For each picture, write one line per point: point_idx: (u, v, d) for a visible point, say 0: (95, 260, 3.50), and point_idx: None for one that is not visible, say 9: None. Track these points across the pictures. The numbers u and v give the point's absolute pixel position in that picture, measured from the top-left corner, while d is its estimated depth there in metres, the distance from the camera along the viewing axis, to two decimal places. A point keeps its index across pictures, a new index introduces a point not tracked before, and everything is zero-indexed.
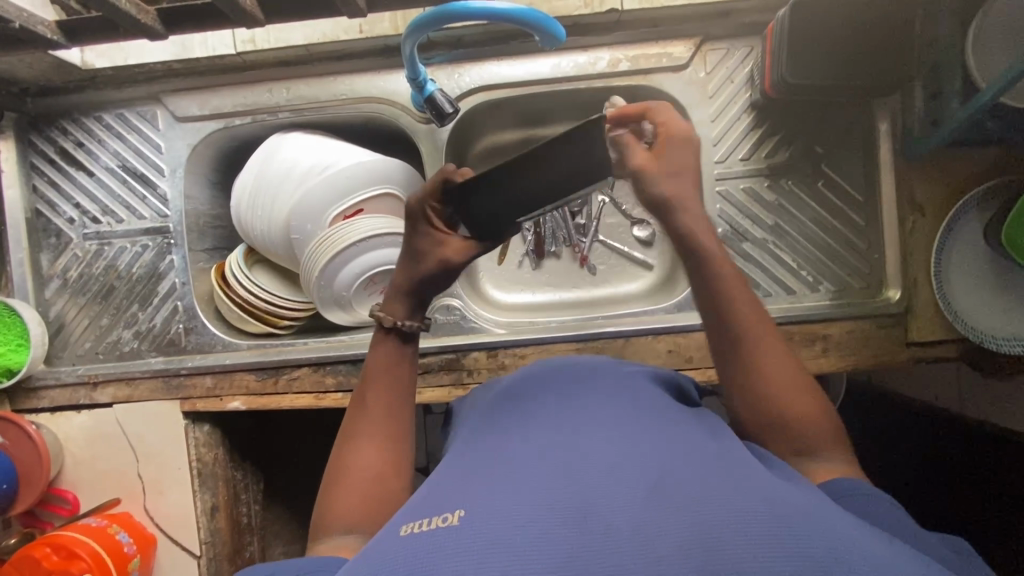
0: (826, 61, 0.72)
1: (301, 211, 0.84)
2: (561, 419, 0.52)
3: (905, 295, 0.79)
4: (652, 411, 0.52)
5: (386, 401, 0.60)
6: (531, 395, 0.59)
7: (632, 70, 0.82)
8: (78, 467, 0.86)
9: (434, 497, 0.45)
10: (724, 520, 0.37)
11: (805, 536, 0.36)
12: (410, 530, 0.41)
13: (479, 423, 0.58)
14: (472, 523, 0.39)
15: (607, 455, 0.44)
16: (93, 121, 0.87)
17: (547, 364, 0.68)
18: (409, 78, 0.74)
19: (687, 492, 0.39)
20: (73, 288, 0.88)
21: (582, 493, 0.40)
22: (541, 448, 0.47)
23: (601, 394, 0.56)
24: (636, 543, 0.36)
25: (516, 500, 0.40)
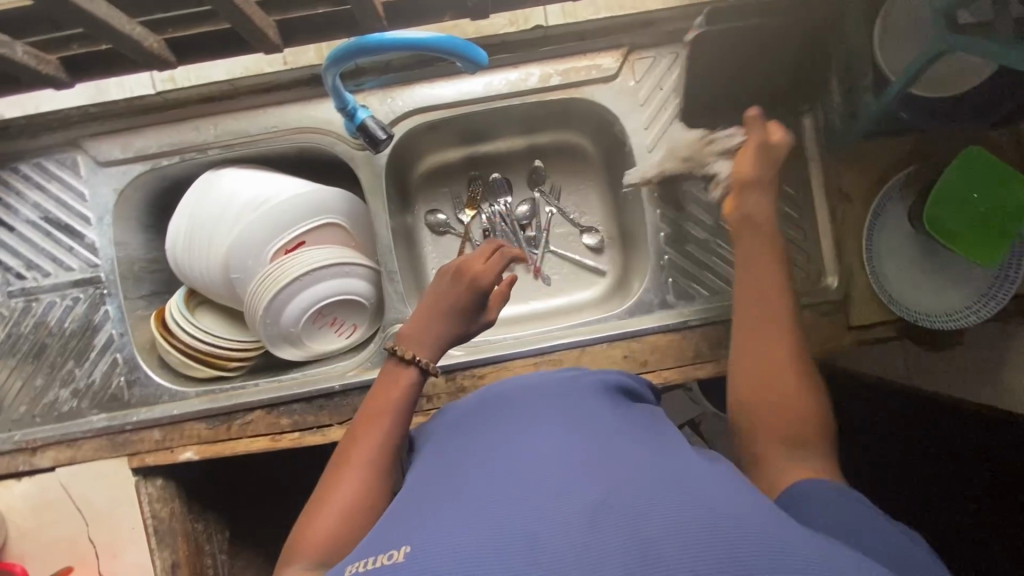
0: (746, 63, 0.74)
1: (240, 249, 0.81)
2: (510, 435, 0.52)
3: (843, 281, 0.84)
4: (604, 425, 0.52)
5: (386, 427, 0.60)
6: (481, 416, 0.59)
7: (564, 84, 0.83)
8: (24, 538, 0.81)
9: (383, 530, 0.45)
10: (663, 534, 0.37)
11: (734, 535, 0.37)
12: (355, 570, 0.41)
13: (434, 447, 0.58)
14: (417, 561, 0.38)
15: (551, 470, 0.44)
16: (9, 173, 0.82)
17: (504, 382, 0.67)
18: (338, 107, 0.73)
19: (629, 507, 0.39)
20: (2, 350, 0.83)
21: (527, 516, 0.40)
22: (492, 469, 0.46)
23: (554, 408, 0.56)
24: (575, 563, 0.36)
25: (462, 525, 0.40)
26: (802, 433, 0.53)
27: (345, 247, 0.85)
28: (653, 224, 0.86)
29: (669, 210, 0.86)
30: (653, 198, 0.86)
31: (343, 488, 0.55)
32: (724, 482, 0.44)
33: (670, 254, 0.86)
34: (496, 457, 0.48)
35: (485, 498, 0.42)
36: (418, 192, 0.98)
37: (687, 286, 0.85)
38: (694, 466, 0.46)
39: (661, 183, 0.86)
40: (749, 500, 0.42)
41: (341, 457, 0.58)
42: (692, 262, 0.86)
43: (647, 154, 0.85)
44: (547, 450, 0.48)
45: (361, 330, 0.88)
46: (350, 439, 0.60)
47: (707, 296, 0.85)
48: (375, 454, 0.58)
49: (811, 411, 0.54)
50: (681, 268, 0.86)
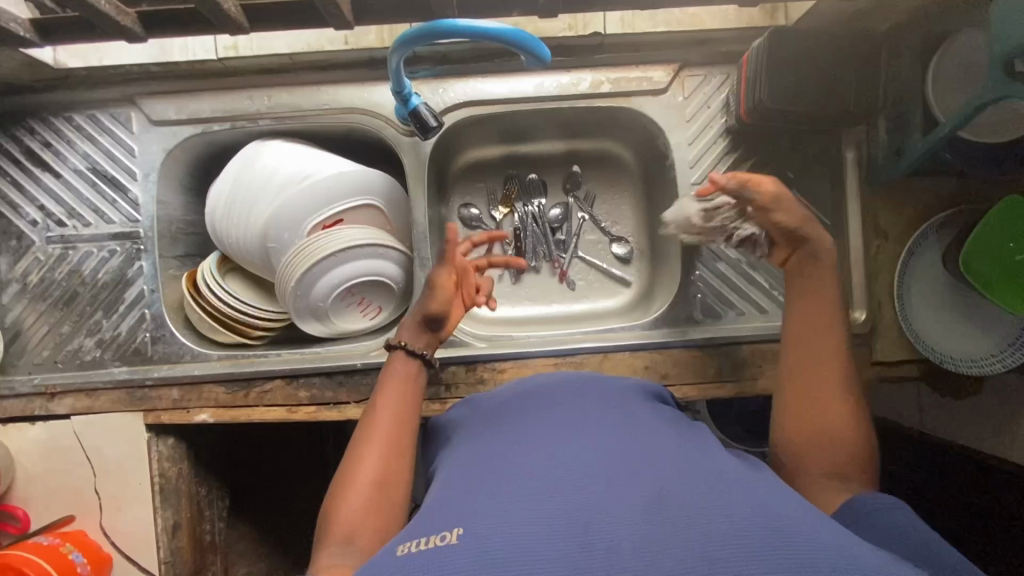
0: (802, 88, 0.74)
1: (280, 220, 0.83)
2: (557, 429, 0.55)
3: (870, 316, 0.84)
4: (647, 426, 0.55)
5: (400, 413, 0.65)
6: (522, 409, 0.62)
7: (614, 93, 0.84)
8: (31, 482, 0.81)
9: (433, 514, 0.47)
10: (717, 533, 0.40)
11: (782, 538, 0.40)
12: (407, 550, 0.43)
13: (477, 436, 0.61)
14: (475, 542, 0.41)
15: (602, 469, 0.47)
16: (63, 121, 0.84)
17: (538, 381, 0.69)
18: (394, 91, 0.74)
19: (680, 505, 0.42)
20: (33, 293, 0.84)
21: (583, 507, 0.43)
22: (544, 459, 0.49)
23: (596, 409, 0.58)
24: (632, 558, 0.39)
25: (518, 516, 0.43)
26: (840, 466, 0.56)
27: (379, 229, 0.86)
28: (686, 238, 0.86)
29: None
30: None
31: (364, 471, 0.59)
32: (763, 488, 0.47)
33: (700, 271, 0.86)
34: (541, 452, 0.51)
35: (537, 490, 0.45)
36: (455, 185, 0.99)
37: (715, 304, 0.85)
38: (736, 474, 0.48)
39: None
40: (791, 508, 0.44)
41: (357, 442, 0.63)
42: (723, 282, 0.86)
43: (689, 170, 0.86)
44: (593, 449, 0.50)
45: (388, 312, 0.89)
46: (363, 425, 0.64)
47: (734, 316, 0.85)
48: (387, 439, 0.63)
49: (854, 443, 0.57)
50: (711, 286, 0.86)
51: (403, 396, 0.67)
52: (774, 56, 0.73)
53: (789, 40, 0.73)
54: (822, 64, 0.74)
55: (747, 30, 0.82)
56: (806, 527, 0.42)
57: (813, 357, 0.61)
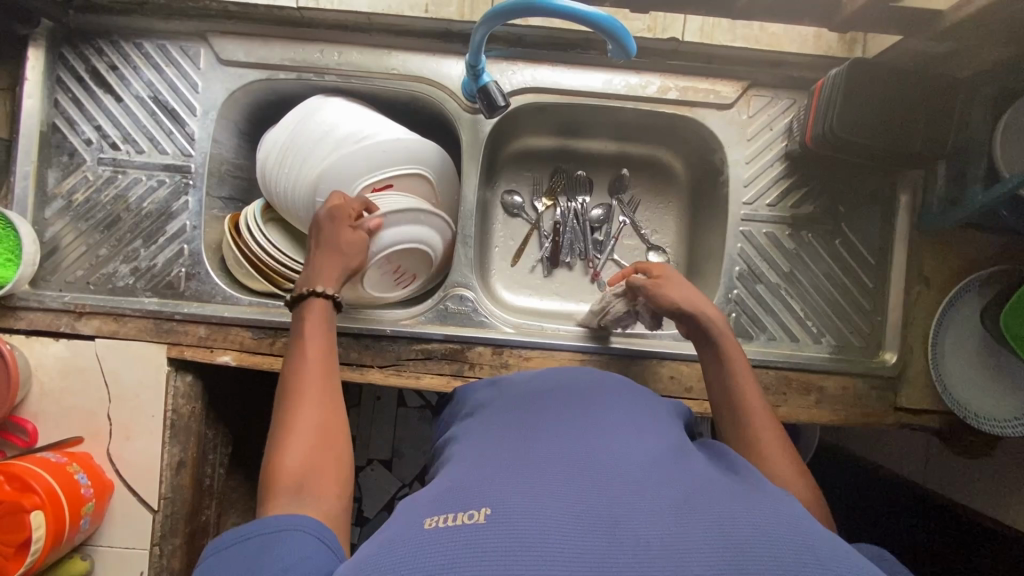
0: (874, 122, 0.74)
1: (331, 176, 0.82)
2: (583, 428, 0.53)
3: (901, 360, 0.83)
4: (675, 439, 0.54)
5: (320, 357, 0.62)
6: (550, 399, 0.60)
7: (680, 101, 0.84)
8: (45, 398, 0.81)
9: (458, 490, 0.45)
10: (751, 537, 0.38)
11: (825, 554, 0.37)
12: (433, 523, 0.41)
13: (500, 416, 0.60)
14: (501, 524, 0.39)
15: (633, 474, 0.45)
16: (132, 47, 0.84)
17: (565, 373, 0.68)
18: (468, 63, 0.74)
19: (712, 510, 0.40)
20: (76, 212, 0.84)
21: (610, 505, 0.41)
22: (567, 453, 0.48)
23: (625, 411, 0.57)
24: (664, 557, 0.37)
25: (546, 506, 0.41)
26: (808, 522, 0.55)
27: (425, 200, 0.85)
28: (730, 255, 0.86)
29: (749, 246, 0.86)
30: (736, 232, 0.86)
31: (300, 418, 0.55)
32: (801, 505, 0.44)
33: (739, 290, 0.85)
34: (570, 445, 0.49)
35: (564, 483, 0.44)
36: (503, 169, 0.99)
37: (748, 325, 0.85)
38: (772, 493, 0.46)
39: (748, 220, 0.86)
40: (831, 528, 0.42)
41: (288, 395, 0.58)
42: (760, 304, 0.85)
43: (742, 188, 0.86)
44: (624, 449, 0.49)
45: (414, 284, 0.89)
46: (288, 376, 0.60)
47: (764, 339, 0.85)
48: (318, 383, 0.59)
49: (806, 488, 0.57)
50: (747, 306, 0.85)
51: (320, 339, 0.63)
52: (852, 85, 0.73)
53: (870, 71, 0.72)
54: (895, 99, 0.74)
55: (822, 58, 0.82)
56: (846, 547, 0.39)
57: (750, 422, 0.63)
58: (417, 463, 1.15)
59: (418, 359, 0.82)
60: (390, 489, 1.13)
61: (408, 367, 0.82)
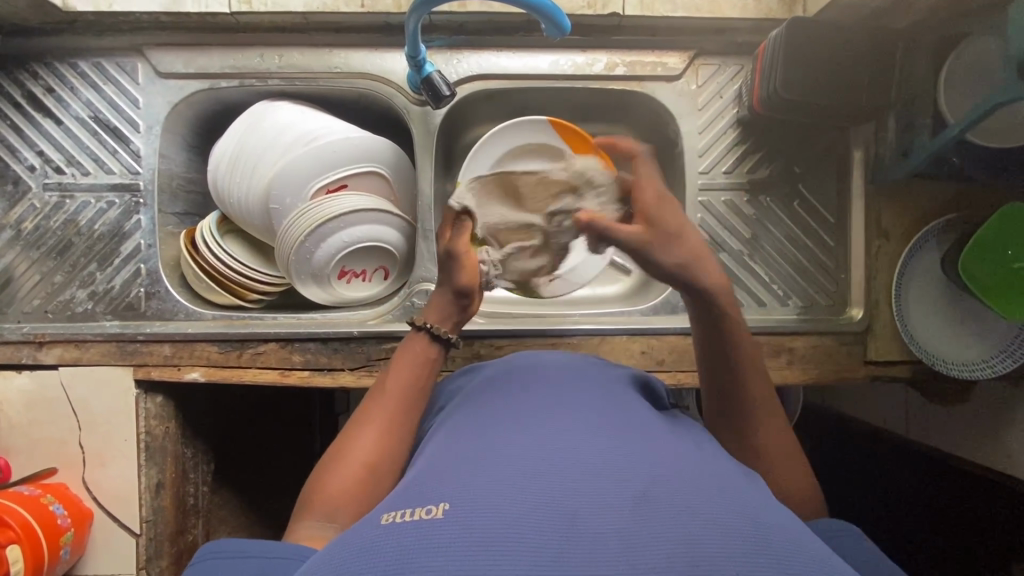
0: (817, 80, 0.74)
1: (283, 182, 0.81)
2: (544, 416, 0.53)
3: (867, 315, 0.84)
4: (637, 422, 0.54)
5: (401, 397, 0.63)
6: (518, 392, 0.60)
7: (628, 76, 0.84)
8: (13, 433, 0.80)
9: (418, 486, 0.45)
10: (705, 530, 0.38)
11: (774, 549, 0.38)
12: (392, 519, 0.41)
13: (465, 410, 0.60)
14: (458, 518, 0.39)
15: (596, 461, 0.45)
16: (66, 67, 0.82)
17: (536, 360, 0.69)
18: (409, 55, 0.73)
19: (670, 502, 0.41)
20: (26, 241, 0.82)
21: (569, 496, 0.41)
22: (529, 444, 0.48)
23: (586, 397, 0.57)
24: (619, 549, 0.37)
25: (505, 497, 0.41)
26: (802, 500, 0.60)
27: (383, 198, 0.85)
28: None
29: (709, 216, 0.86)
30: (696, 202, 0.86)
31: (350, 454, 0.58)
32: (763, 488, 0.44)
33: None
34: (530, 437, 0.49)
35: (525, 473, 0.44)
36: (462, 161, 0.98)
37: None
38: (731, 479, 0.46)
39: (706, 189, 0.86)
40: (783, 518, 0.43)
41: (357, 420, 0.62)
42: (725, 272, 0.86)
43: (697, 158, 0.86)
44: (584, 437, 0.49)
45: (388, 279, 0.89)
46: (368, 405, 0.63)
47: None
48: (384, 423, 0.61)
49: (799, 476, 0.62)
50: None
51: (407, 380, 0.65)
52: (794, 45, 0.73)
53: (809, 31, 0.73)
54: (837, 57, 0.74)
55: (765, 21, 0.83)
56: (801, 544, 0.39)
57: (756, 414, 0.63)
58: None
59: (389, 358, 0.81)
60: None
61: (379, 367, 0.81)
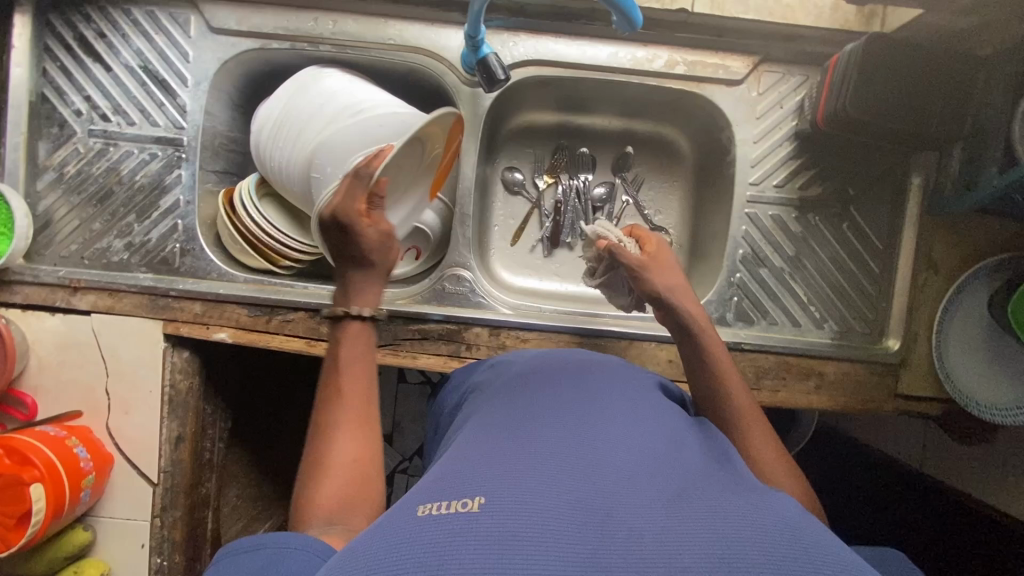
0: (888, 100, 0.71)
1: (326, 152, 0.80)
2: (576, 409, 0.52)
3: (904, 347, 0.81)
4: (668, 424, 0.53)
5: (361, 382, 0.61)
6: (548, 385, 0.59)
7: (687, 76, 0.81)
8: (43, 372, 0.81)
9: (449, 477, 0.45)
10: (742, 533, 0.38)
11: (809, 547, 0.37)
12: (426, 511, 0.41)
13: (495, 400, 0.59)
14: (494, 514, 0.39)
15: (631, 465, 0.45)
16: (120, 14, 0.82)
17: (561, 357, 0.68)
18: (467, 35, 0.71)
19: (704, 506, 0.40)
20: (68, 185, 0.83)
21: (603, 496, 0.41)
22: (560, 437, 0.47)
23: (618, 393, 0.56)
24: (657, 551, 0.36)
25: (541, 493, 0.41)
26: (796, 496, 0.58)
27: None
28: (735, 239, 0.84)
29: (754, 229, 0.84)
30: (742, 213, 0.84)
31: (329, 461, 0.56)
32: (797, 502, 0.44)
33: (742, 274, 0.84)
34: (562, 429, 0.49)
35: (559, 470, 0.43)
36: (504, 147, 0.96)
37: (750, 309, 0.83)
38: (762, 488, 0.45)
39: (754, 201, 0.84)
40: (818, 520, 0.42)
41: (319, 423, 0.59)
42: (763, 288, 0.84)
43: (749, 169, 0.84)
44: (615, 435, 0.48)
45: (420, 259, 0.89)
46: (328, 404, 0.60)
47: (766, 325, 0.83)
48: (354, 413, 0.59)
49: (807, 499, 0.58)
50: (749, 291, 0.84)
51: (362, 361, 0.63)
52: (869, 60, 0.69)
53: (887, 47, 0.69)
54: (914, 76, 0.70)
55: (839, 32, 0.79)
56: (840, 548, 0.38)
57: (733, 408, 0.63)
58: (415, 437, 1.23)
59: (415, 339, 0.81)
60: (390, 462, 1.22)
61: (405, 347, 0.81)
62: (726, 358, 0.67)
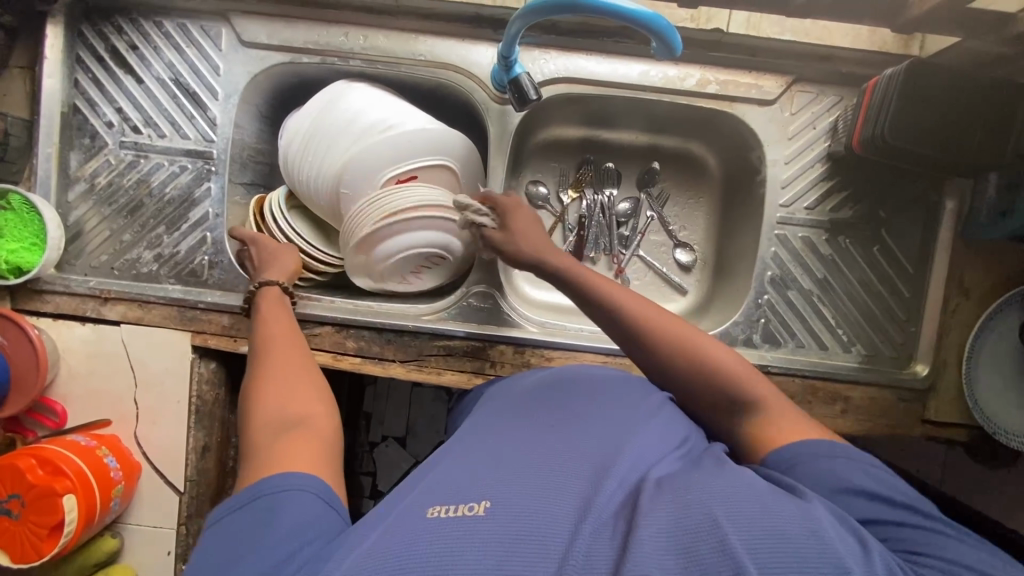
0: (923, 123, 0.70)
1: (355, 167, 0.80)
2: (587, 420, 0.54)
3: (933, 373, 0.81)
4: (676, 425, 0.54)
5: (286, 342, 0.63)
6: (551, 387, 0.61)
7: (719, 95, 0.80)
8: (73, 381, 0.82)
9: (459, 479, 0.47)
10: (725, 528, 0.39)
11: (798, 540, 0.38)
12: (436, 513, 0.43)
13: (515, 403, 0.60)
14: (497, 517, 0.42)
15: (628, 469, 0.47)
16: (152, 25, 0.82)
17: (579, 369, 0.66)
18: (500, 54, 0.71)
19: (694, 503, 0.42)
20: (99, 196, 0.83)
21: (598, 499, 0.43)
22: (563, 447, 0.49)
23: (631, 401, 0.57)
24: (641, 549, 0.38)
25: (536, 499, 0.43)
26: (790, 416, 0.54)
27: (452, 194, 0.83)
28: (763, 260, 0.83)
29: (783, 251, 0.83)
30: (770, 234, 0.83)
31: (260, 443, 0.51)
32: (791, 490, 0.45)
33: (769, 295, 0.83)
34: (566, 441, 0.50)
35: (557, 477, 0.46)
36: (529, 160, 0.96)
37: (777, 331, 0.83)
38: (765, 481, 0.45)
39: (783, 223, 0.83)
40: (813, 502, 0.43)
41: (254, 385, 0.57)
42: (790, 310, 0.83)
43: (779, 189, 0.83)
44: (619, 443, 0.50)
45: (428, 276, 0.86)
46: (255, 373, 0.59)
47: (792, 346, 0.83)
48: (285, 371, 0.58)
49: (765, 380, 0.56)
50: (776, 313, 0.83)
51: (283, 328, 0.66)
52: (910, 86, 0.68)
53: (926, 73, 0.68)
54: (952, 101, 0.69)
55: (875, 54, 0.78)
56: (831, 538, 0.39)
57: (684, 360, 0.58)
58: (430, 443, 1.24)
59: (439, 355, 0.82)
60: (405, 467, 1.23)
61: (430, 362, 0.82)
62: (640, 301, 0.61)
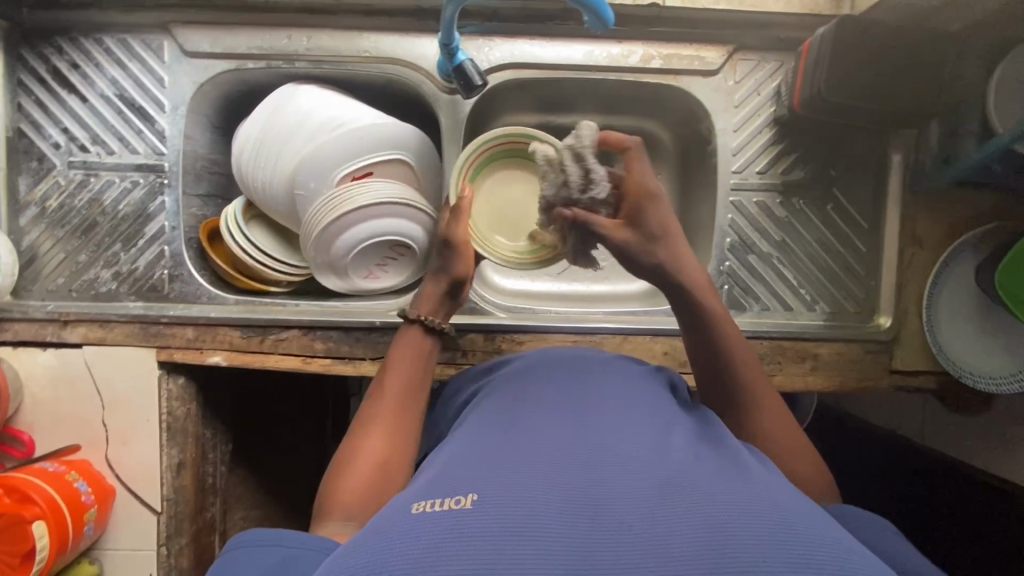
0: (861, 78, 0.72)
1: (309, 167, 0.80)
2: (575, 404, 0.52)
3: (896, 323, 0.82)
4: (665, 415, 0.53)
5: (414, 397, 0.64)
6: (535, 376, 0.60)
7: (663, 69, 0.82)
8: (38, 408, 0.80)
9: (445, 474, 0.44)
10: (730, 521, 0.37)
11: (804, 534, 0.37)
12: (421, 509, 0.40)
13: (500, 394, 0.58)
14: (488, 508, 0.38)
15: (626, 454, 0.44)
16: (93, 43, 0.81)
17: (550, 355, 0.66)
18: (442, 43, 0.71)
19: (699, 492, 0.40)
20: (51, 219, 0.82)
21: (600, 490, 0.40)
22: (562, 431, 0.47)
23: (617, 387, 0.56)
24: (643, 544, 0.36)
25: (529, 488, 0.40)
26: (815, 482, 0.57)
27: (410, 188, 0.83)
28: (722, 227, 0.84)
29: (740, 217, 0.85)
30: (726, 201, 0.85)
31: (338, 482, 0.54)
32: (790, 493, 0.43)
33: (732, 262, 0.84)
34: (560, 424, 0.48)
35: (551, 463, 0.43)
36: None
37: (742, 296, 0.84)
38: (761, 475, 0.44)
39: (738, 188, 0.85)
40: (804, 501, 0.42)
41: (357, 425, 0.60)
42: (753, 274, 0.84)
43: (732, 156, 0.84)
44: (618, 428, 0.48)
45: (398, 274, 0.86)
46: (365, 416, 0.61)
47: (757, 310, 0.84)
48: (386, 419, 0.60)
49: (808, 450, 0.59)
50: (739, 278, 0.84)
51: (411, 382, 0.65)
52: (843, 43, 0.70)
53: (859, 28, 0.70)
54: (886, 52, 0.70)
55: (809, 17, 0.80)
56: (826, 529, 0.38)
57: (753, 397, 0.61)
58: None
59: None
60: None
61: None
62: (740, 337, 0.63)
